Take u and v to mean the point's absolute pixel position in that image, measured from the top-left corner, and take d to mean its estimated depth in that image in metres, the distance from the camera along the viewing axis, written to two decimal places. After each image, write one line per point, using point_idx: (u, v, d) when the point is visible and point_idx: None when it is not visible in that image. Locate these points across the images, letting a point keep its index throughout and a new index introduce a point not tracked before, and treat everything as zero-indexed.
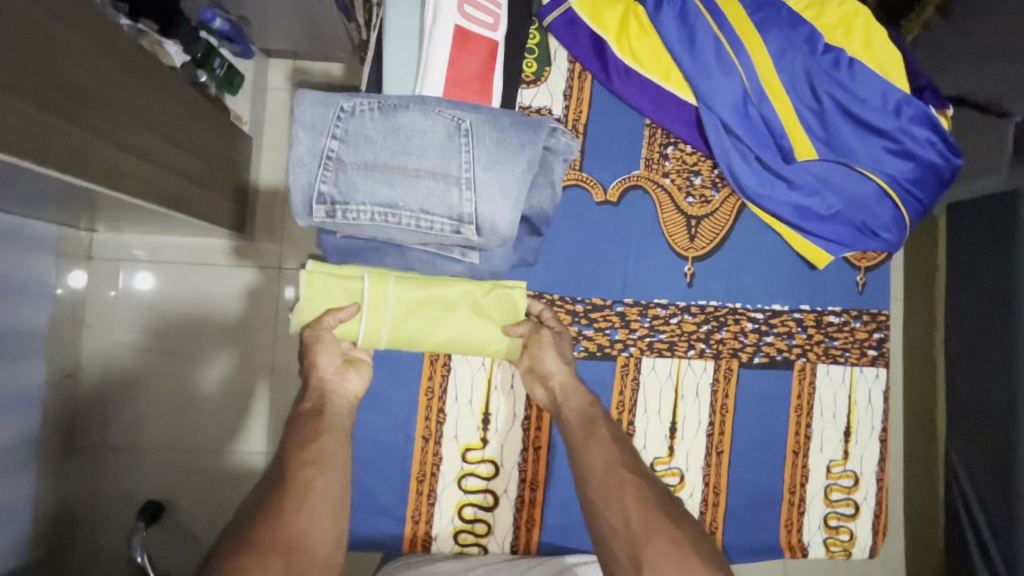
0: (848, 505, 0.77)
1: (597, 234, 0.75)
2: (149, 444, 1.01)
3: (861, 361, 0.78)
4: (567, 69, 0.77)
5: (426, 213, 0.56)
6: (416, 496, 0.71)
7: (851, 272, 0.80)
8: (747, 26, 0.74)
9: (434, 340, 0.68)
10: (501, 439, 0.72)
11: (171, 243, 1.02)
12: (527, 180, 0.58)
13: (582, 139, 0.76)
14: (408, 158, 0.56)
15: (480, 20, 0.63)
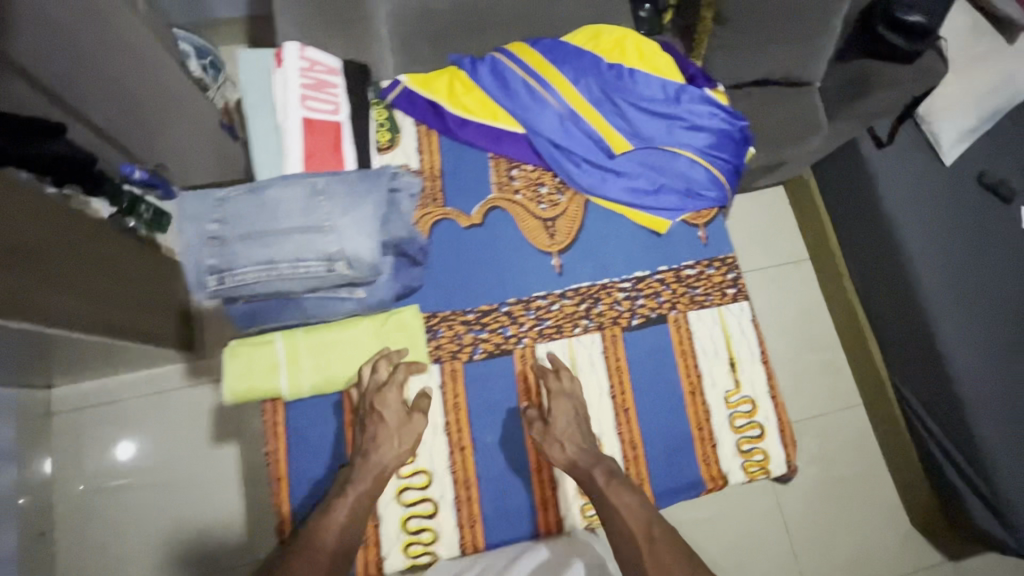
0: (755, 428, 0.86)
1: (469, 250, 0.89)
2: (133, 551, 1.39)
3: (725, 300, 0.90)
4: (415, 131, 0.93)
5: (301, 258, 0.69)
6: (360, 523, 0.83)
7: (693, 231, 0.93)
8: (545, 65, 0.93)
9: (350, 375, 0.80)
10: (427, 449, 0.85)
11: (117, 398, 1.46)
12: (377, 215, 0.71)
13: (439, 182, 0.91)
14: (276, 222, 0.69)
15: (322, 108, 0.80)
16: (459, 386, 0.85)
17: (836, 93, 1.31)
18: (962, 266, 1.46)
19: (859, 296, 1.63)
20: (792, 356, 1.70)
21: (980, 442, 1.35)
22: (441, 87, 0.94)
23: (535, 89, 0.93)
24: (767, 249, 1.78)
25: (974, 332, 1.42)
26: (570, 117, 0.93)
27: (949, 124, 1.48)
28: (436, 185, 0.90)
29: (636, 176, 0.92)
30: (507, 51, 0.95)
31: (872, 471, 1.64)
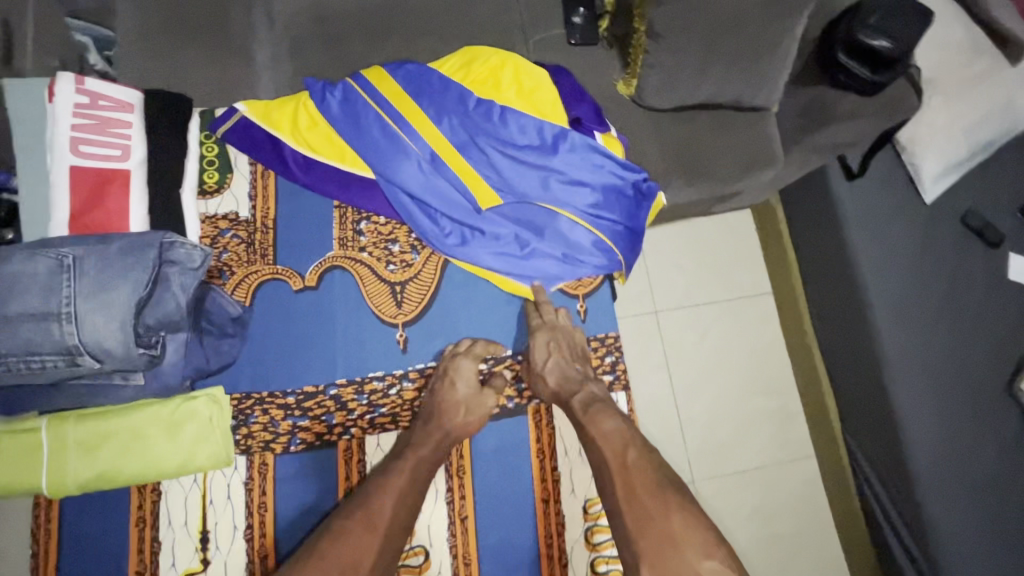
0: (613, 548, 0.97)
1: (308, 322, 0.99)
2: None
3: (596, 391, 1.02)
4: (248, 171, 1.02)
5: (37, 351, 0.74)
6: None
7: (573, 301, 1.04)
8: (410, 108, 0.99)
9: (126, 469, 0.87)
10: (220, 559, 0.90)
11: None
12: (128, 301, 0.76)
13: (273, 232, 1.01)
14: (9, 307, 0.74)
15: (111, 156, 0.90)
16: (267, 484, 0.93)
17: (792, 123, 1.14)
18: (930, 319, 1.30)
19: (818, 341, 1.49)
20: (741, 401, 1.56)
21: (928, 523, 1.22)
22: (303, 125, 1.00)
23: (395, 130, 0.99)
24: (724, 282, 1.62)
25: (935, 397, 1.27)
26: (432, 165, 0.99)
27: (932, 155, 1.28)
28: (269, 242, 1.00)
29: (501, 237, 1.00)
30: (365, 84, 1.00)
31: (818, 533, 1.51)
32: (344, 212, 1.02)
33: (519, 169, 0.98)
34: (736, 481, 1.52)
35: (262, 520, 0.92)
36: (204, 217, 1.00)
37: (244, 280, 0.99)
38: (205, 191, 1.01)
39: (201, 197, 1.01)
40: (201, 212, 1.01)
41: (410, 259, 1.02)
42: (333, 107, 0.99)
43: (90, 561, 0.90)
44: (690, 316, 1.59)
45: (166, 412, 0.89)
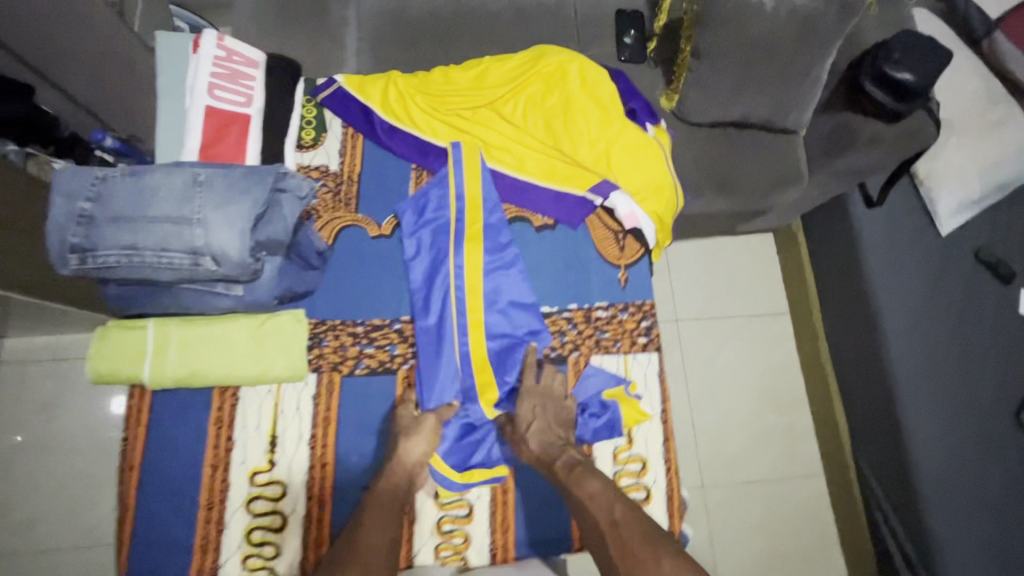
0: (640, 489, 0.95)
1: (377, 262, 1.01)
2: (47, 515, 1.39)
3: (633, 348, 1.00)
4: (340, 133, 1.07)
5: (167, 247, 0.67)
6: (205, 527, 0.88)
7: (614, 271, 1.03)
8: (478, 234, 1.01)
9: (213, 376, 0.89)
10: (286, 460, 0.91)
11: (59, 356, 1.47)
12: (252, 213, 0.69)
13: (358, 185, 1.05)
14: (150, 206, 0.68)
15: (234, 100, 1.00)
16: (333, 399, 0.95)
17: (818, 147, 1.24)
18: (942, 344, 1.36)
19: (830, 358, 1.56)
20: (754, 416, 1.60)
21: (930, 538, 1.25)
22: (392, 97, 1.06)
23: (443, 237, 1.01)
24: (743, 299, 1.69)
25: (945, 420, 1.31)
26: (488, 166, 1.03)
27: (948, 192, 1.37)
28: (354, 194, 1.04)
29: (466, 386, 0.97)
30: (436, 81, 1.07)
31: (824, 553, 1.52)
32: (422, 175, 1.06)
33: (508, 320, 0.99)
34: (745, 491, 1.55)
35: (325, 427, 0.93)
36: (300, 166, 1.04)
37: (326, 223, 1.02)
38: (301, 145, 1.05)
39: (296, 150, 1.06)
40: (296, 162, 1.05)
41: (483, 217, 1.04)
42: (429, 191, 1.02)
43: (163, 460, 0.90)
44: (708, 327, 1.67)
45: (255, 325, 0.91)
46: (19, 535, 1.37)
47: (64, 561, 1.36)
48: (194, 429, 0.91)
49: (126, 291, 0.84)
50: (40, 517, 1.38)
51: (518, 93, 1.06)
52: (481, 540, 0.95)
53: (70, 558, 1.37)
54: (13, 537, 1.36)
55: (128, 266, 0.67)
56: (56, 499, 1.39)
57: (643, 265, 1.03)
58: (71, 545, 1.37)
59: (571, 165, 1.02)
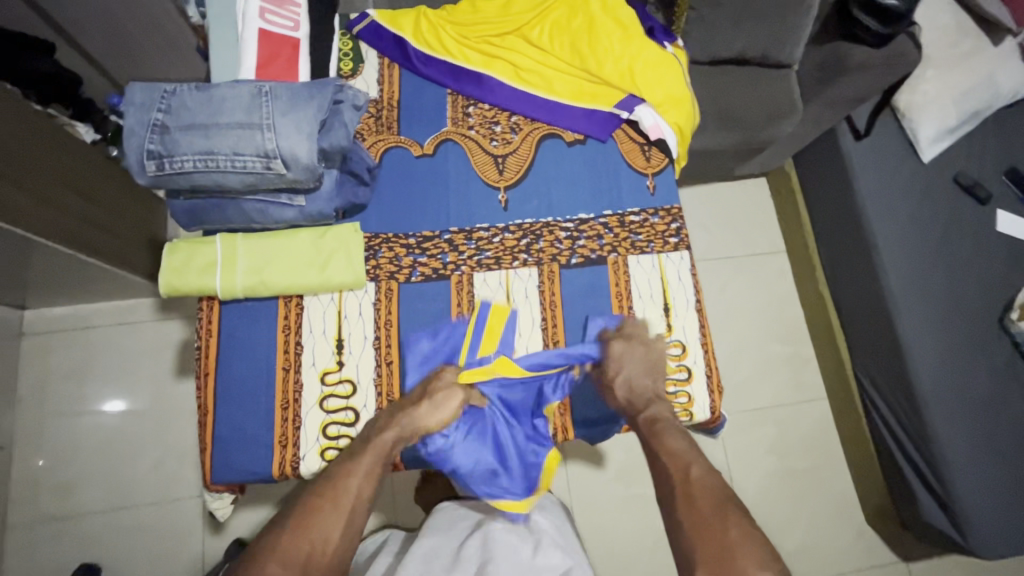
0: (682, 371, 0.98)
1: (421, 178, 1.05)
2: (85, 479, 1.41)
3: (666, 248, 1.03)
4: (377, 63, 1.12)
5: (240, 152, 0.71)
6: (282, 425, 0.92)
7: (642, 179, 1.06)
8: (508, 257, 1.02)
9: (279, 284, 0.92)
10: (354, 360, 0.95)
11: (85, 325, 1.49)
12: (317, 118, 0.73)
13: (397, 110, 1.09)
14: (220, 115, 0.72)
15: (283, 25, 0.98)
16: (392, 305, 0.98)
17: (812, 78, 1.33)
18: (931, 262, 1.47)
19: (829, 286, 1.65)
20: (760, 346, 1.70)
21: (933, 437, 1.36)
22: (422, 25, 1.11)
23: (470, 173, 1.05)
24: (742, 239, 1.79)
25: (936, 328, 1.42)
26: (519, 88, 1.09)
27: (927, 120, 1.48)
28: (394, 115, 1.08)
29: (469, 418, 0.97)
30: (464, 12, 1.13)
31: (830, 467, 1.63)
32: (456, 98, 1.10)
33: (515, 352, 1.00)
34: (756, 417, 1.65)
35: (387, 329, 0.97)
36: None
37: (371, 146, 1.06)
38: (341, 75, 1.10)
39: None
40: None
41: (511, 137, 1.07)
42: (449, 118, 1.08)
43: (235, 367, 0.94)
44: (712, 268, 1.76)
45: (318, 236, 0.95)
46: (61, 499, 1.39)
47: (107, 521, 1.39)
48: (264, 335, 0.95)
49: (197, 204, 0.90)
50: (80, 481, 1.41)
51: (543, 17, 1.11)
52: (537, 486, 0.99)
53: (112, 520, 1.39)
54: (54, 502, 1.39)
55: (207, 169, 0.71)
56: (95, 464, 1.42)
57: (671, 170, 1.07)
58: (112, 506, 1.40)
59: (598, 83, 1.09)
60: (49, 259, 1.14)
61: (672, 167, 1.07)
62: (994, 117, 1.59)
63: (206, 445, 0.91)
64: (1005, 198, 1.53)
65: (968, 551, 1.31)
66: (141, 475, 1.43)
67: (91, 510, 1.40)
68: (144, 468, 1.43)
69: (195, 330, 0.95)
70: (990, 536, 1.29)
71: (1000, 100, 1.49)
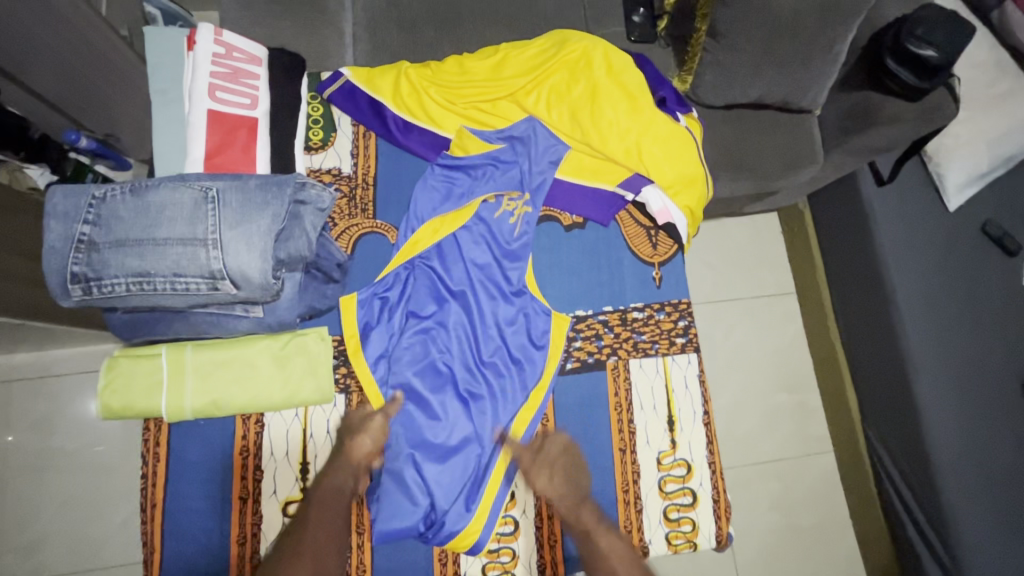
0: (686, 493, 0.97)
1: (399, 272, 0.99)
2: (52, 538, 1.34)
3: (671, 349, 1.00)
4: (351, 131, 1.04)
5: (181, 272, 0.64)
6: (239, 560, 0.89)
7: (649, 268, 1.02)
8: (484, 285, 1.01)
9: (237, 402, 0.87)
10: None
11: (50, 373, 1.40)
12: (269, 232, 0.66)
13: (373, 187, 1.02)
14: (158, 229, 0.65)
15: (236, 103, 0.97)
16: None
17: (837, 126, 1.22)
18: (954, 321, 1.37)
19: (840, 336, 1.56)
20: (765, 396, 1.62)
21: (948, 515, 1.28)
22: (406, 91, 1.03)
23: (455, 272, 1.01)
24: (750, 280, 1.69)
25: (957, 393, 1.34)
26: (511, 161, 1.03)
27: (957, 167, 1.36)
28: (370, 195, 1.01)
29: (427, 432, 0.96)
30: (449, 70, 1.05)
31: (835, 525, 1.56)
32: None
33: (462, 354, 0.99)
34: (758, 471, 1.58)
35: None
36: (311, 170, 1.01)
37: (345, 231, 0.99)
38: (310, 148, 1.03)
39: (306, 152, 1.03)
40: (307, 164, 1.03)
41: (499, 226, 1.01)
42: (424, 206, 1.00)
43: (188, 497, 0.89)
44: (717, 311, 1.66)
45: (278, 345, 0.89)
46: (26, 559, 1.32)
47: None
48: (219, 462, 0.90)
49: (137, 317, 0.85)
50: (44, 541, 1.33)
51: (540, 82, 1.03)
52: (518, 543, 0.96)
53: None
54: (20, 562, 1.32)
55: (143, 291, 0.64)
56: (61, 523, 1.34)
57: (677, 261, 1.03)
58: (81, 567, 1.33)
59: (600, 159, 1.03)
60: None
61: (678, 257, 1.03)
62: None
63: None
64: None
65: None
66: (110, 536, 1.35)
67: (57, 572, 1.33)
68: (114, 527, 1.35)
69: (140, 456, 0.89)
70: None
71: None
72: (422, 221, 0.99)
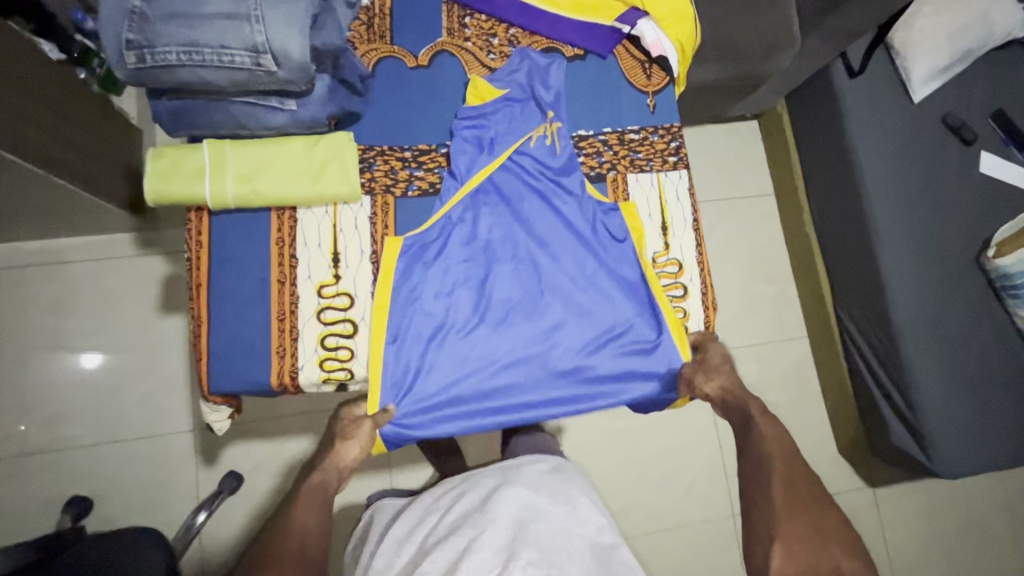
0: (679, 287, 1.03)
1: (415, 87, 1.02)
2: (70, 412, 1.38)
3: (665, 167, 1.06)
4: None
5: (227, 44, 0.67)
6: (279, 335, 0.91)
7: (643, 97, 1.08)
8: (518, 237, 0.99)
9: (272, 199, 0.79)
10: (351, 274, 0.94)
11: (61, 260, 1.43)
12: (310, 12, 0.69)
13: (390, 19, 1.04)
14: (204, 4, 0.67)
15: None
16: (388, 221, 0.96)
17: (811, 8, 1.32)
18: (915, 199, 1.50)
19: (814, 226, 1.68)
20: (746, 287, 1.74)
21: (908, 366, 1.42)
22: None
23: (500, 219, 0.99)
24: (734, 182, 1.80)
25: (918, 266, 1.46)
26: None
27: (920, 59, 1.47)
28: (387, 25, 1.04)
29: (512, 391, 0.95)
30: None
31: (808, 401, 1.71)
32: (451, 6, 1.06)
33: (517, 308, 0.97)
34: (739, 353, 1.70)
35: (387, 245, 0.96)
36: None
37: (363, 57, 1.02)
38: None
39: None
40: None
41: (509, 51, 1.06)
42: (461, 165, 0.98)
43: (225, 281, 0.91)
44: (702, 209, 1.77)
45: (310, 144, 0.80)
46: (46, 433, 1.37)
47: (94, 456, 1.37)
48: (254, 249, 0.92)
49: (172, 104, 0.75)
50: (61, 415, 1.38)
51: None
52: None
53: (101, 453, 1.37)
54: (39, 434, 1.36)
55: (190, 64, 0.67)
56: (79, 398, 1.39)
57: (670, 91, 1.09)
58: (100, 440, 1.38)
59: None
60: (18, 182, 1.08)
61: (672, 88, 1.10)
62: (984, 58, 1.59)
63: (201, 356, 0.91)
64: (991, 141, 1.56)
65: (938, 474, 1.39)
66: (127, 410, 1.40)
67: (76, 444, 1.37)
68: (131, 402, 1.41)
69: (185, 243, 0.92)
70: (955, 458, 1.37)
71: (992, 42, 1.48)
72: (461, 182, 0.97)
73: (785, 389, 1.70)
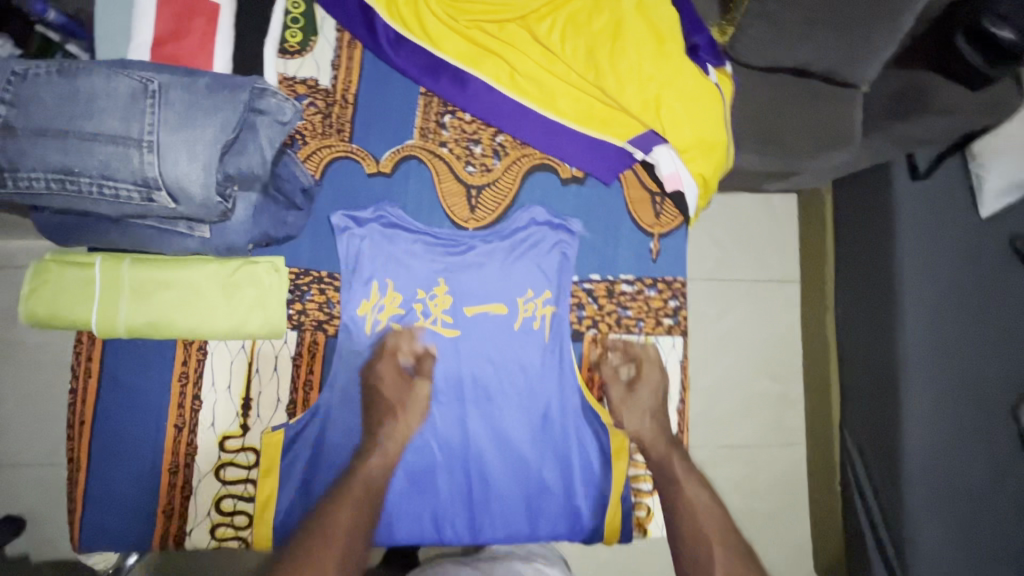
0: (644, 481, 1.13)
1: (375, 197, 1.12)
2: (10, 427, 1.32)
3: (656, 327, 1.15)
4: (334, 39, 1.13)
5: (113, 177, 0.82)
6: (169, 494, 1.03)
7: (649, 241, 1.17)
8: (455, 385, 1.11)
9: (171, 322, 0.99)
10: (255, 425, 1.06)
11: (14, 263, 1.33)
12: (206, 143, 0.84)
13: (353, 110, 1.13)
14: (86, 126, 0.81)
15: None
16: (314, 360, 1.08)
17: (879, 106, 1.12)
18: (957, 331, 1.30)
19: (835, 333, 1.50)
20: (745, 381, 1.60)
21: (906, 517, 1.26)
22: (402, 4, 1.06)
23: (438, 371, 1.11)
24: (755, 262, 1.62)
25: (945, 408, 1.28)
26: (517, 101, 1.08)
27: (997, 169, 1.24)
28: (347, 120, 1.12)
29: (448, 513, 1.09)
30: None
31: (793, 514, 1.59)
32: (431, 102, 1.14)
33: (444, 449, 1.10)
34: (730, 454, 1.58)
35: (306, 387, 1.07)
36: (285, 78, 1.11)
37: (317, 153, 1.10)
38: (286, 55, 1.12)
39: (281, 56, 1.11)
40: (279, 72, 1.11)
41: (490, 164, 1.14)
42: (412, 325, 1.10)
43: (122, 419, 1.03)
44: (715, 292, 1.60)
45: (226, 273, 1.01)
46: None
47: (32, 477, 1.32)
48: (154, 399, 1.04)
49: (68, 220, 0.93)
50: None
51: (558, 9, 1.05)
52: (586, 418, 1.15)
53: (39, 475, 1.32)
54: None
55: (60, 191, 0.83)
56: (20, 414, 1.32)
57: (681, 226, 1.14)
58: (39, 460, 1.32)
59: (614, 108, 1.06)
60: None
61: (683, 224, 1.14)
62: None
63: (78, 506, 1.00)
64: None
65: None
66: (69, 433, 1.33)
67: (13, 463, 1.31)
68: None
69: (73, 375, 1.02)
70: None
71: None
72: (405, 334, 1.10)
73: (770, 500, 1.59)
